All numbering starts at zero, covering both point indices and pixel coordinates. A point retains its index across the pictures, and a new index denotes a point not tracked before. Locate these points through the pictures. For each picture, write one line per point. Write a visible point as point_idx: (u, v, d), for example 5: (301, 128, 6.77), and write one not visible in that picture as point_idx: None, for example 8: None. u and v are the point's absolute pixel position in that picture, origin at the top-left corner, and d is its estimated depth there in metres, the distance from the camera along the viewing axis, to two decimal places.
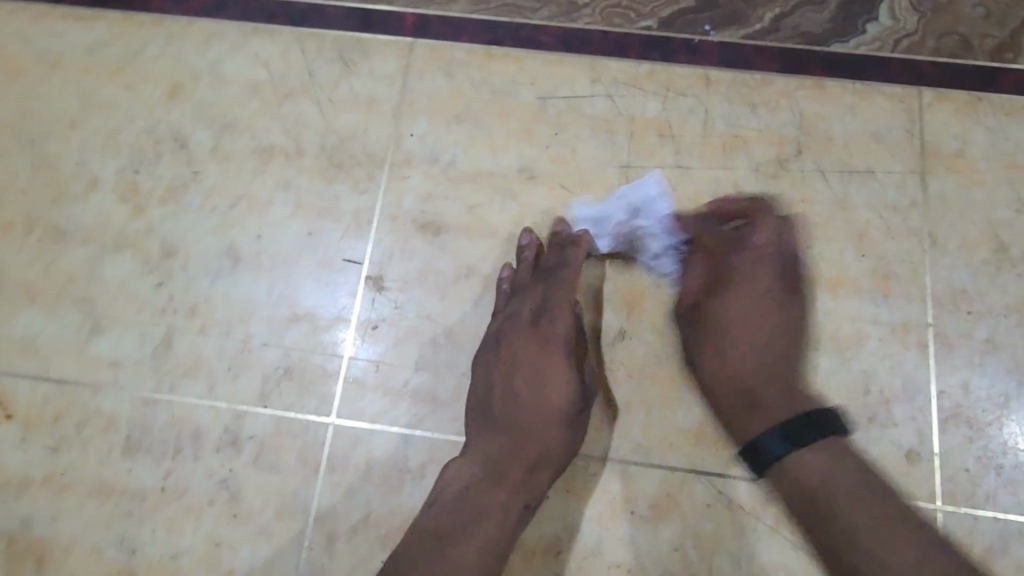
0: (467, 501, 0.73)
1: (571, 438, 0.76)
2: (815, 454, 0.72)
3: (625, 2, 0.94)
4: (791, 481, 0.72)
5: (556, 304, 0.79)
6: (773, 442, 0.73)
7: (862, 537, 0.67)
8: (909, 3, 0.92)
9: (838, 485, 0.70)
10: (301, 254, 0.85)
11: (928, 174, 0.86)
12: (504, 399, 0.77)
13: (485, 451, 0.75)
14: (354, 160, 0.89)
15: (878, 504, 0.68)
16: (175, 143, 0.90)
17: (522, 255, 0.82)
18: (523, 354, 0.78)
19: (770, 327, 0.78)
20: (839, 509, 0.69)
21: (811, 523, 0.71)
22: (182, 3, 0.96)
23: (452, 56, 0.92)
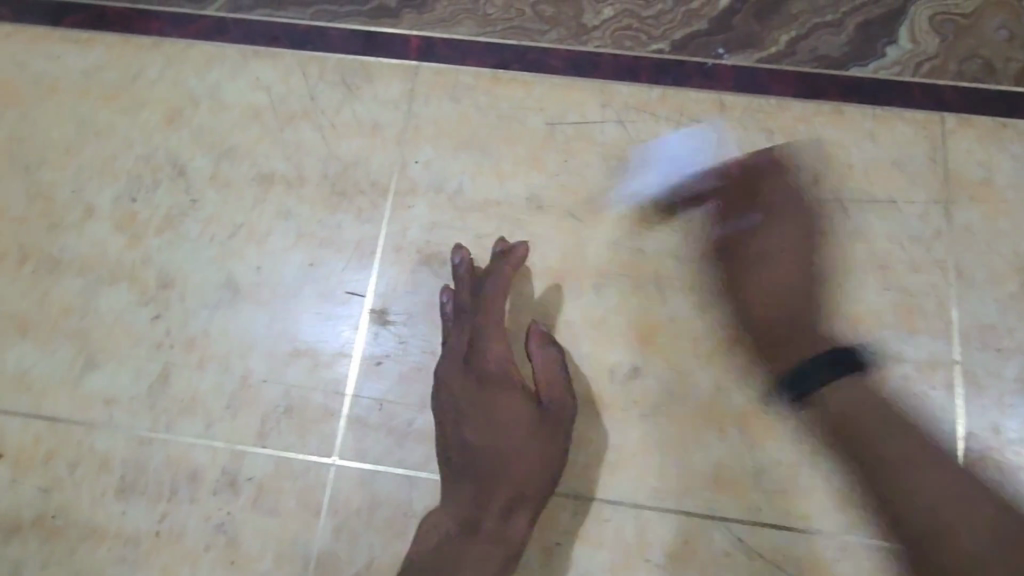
0: (445, 559, 0.69)
1: (544, 468, 0.72)
2: (845, 388, 0.71)
3: (635, 25, 0.91)
4: (832, 406, 0.72)
5: (488, 334, 0.75)
6: (819, 368, 0.72)
7: (925, 459, 0.67)
8: (930, 26, 0.89)
9: (879, 413, 0.70)
10: (302, 286, 0.83)
11: (952, 203, 0.83)
12: (466, 442, 0.73)
13: (457, 501, 0.71)
14: (357, 189, 0.86)
15: (914, 432, 0.70)
16: (172, 169, 0.88)
17: (457, 275, 0.79)
18: (466, 399, 0.74)
19: (796, 258, 0.78)
20: (898, 440, 0.69)
21: (850, 448, 0.71)
22: (181, 26, 0.93)
23: (458, 80, 0.90)
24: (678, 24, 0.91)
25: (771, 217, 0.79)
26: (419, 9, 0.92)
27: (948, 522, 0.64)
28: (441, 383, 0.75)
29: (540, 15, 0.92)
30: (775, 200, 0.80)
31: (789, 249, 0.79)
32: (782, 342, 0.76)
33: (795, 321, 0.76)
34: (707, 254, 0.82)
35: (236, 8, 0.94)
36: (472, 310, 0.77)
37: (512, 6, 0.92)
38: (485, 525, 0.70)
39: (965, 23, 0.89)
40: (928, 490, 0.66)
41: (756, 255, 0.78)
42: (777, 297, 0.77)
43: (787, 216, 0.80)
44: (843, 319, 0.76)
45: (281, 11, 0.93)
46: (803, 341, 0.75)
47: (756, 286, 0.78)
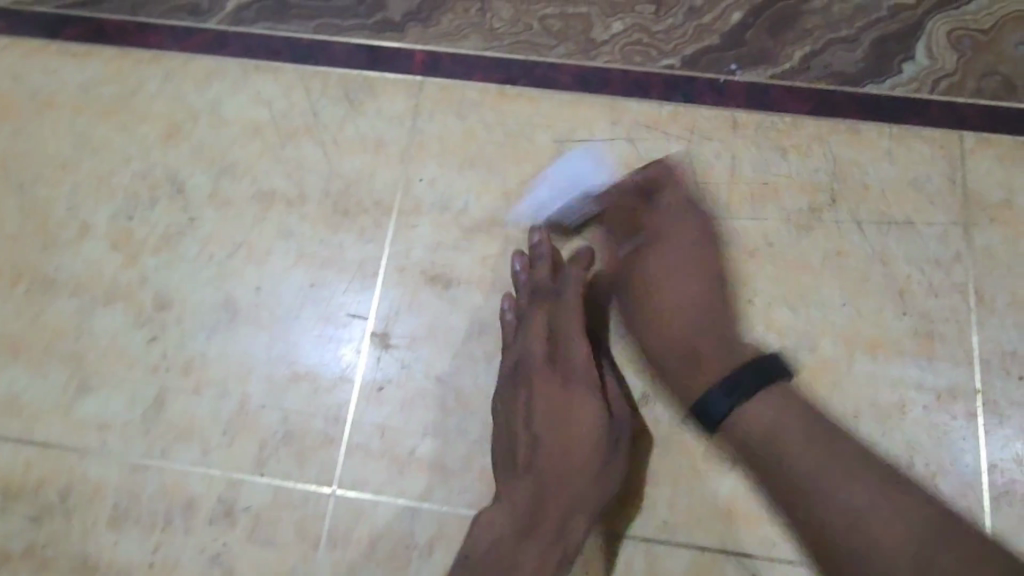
0: (502, 557, 0.68)
1: (607, 476, 0.71)
2: (760, 405, 0.68)
3: (645, 39, 0.89)
4: (736, 436, 0.70)
5: (568, 331, 0.75)
6: (717, 398, 0.69)
7: (819, 477, 0.65)
8: (948, 41, 0.87)
9: (782, 437, 0.67)
10: (302, 308, 0.80)
11: (972, 225, 0.81)
12: (529, 443, 0.72)
13: (515, 503, 0.70)
14: (360, 207, 0.84)
15: (825, 446, 0.66)
16: (170, 187, 0.86)
17: (518, 281, 0.79)
18: (543, 396, 0.73)
19: (692, 277, 0.76)
20: (791, 459, 0.67)
21: (767, 474, 0.69)
22: (181, 39, 0.92)
23: (464, 96, 0.88)
24: (689, 39, 0.89)
25: (648, 252, 0.78)
26: (424, 22, 0.91)
27: (859, 544, 0.62)
28: (517, 377, 0.74)
29: (548, 29, 0.90)
30: (658, 221, 0.79)
31: (680, 266, 0.76)
32: (693, 356, 0.73)
33: (693, 342, 0.73)
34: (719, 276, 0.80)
35: (237, 21, 0.92)
36: (551, 305, 0.76)
37: (520, 20, 0.90)
38: (544, 529, 0.69)
39: (983, 38, 0.87)
40: (841, 510, 0.64)
41: (649, 281, 0.77)
42: (696, 324, 0.74)
43: (684, 223, 0.79)
44: (704, 328, 0.74)
45: (283, 24, 0.92)
46: (683, 377, 0.73)
47: (654, 305, 0.76)
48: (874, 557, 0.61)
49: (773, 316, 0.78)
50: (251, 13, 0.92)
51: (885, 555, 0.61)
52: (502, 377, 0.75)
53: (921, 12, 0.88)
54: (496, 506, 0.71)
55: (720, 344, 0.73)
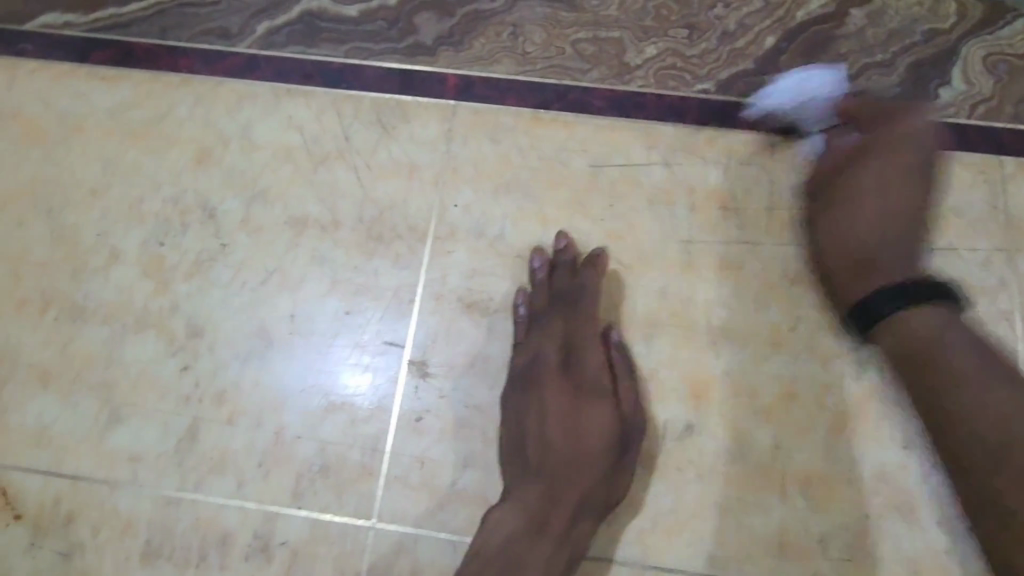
0: (512, 552, 0.67)
1: (614, 481, 0.71)
2: (923, 315, 0.68)
3: (679, 64, 0.89)
4: (897, 338, 0.69)
5: (582, 335, 0.76)
6: (881, 303, 0.70)
7: (977, 376, 0.64)
8: (983, 66, 0.87)
9: (946, 341, 0.66)
10: (336, 336, 0.79)
11: (1016, 252, 0.80)
12: (539, 443, 0.72)
13: (526, 499, 0.70)
14: (395, 233, 0.83)
15: (988, 358, 0.66)
16: (202, 212, 0.85)
17: (534, 278, 0.79)
18: (555, 397, 0.74)
19: (903, 191, 0.75)
20: (952, 357, 0.66)
21: (919, 375, 0.67)
22: (211, 63, 0.92)
23: (499, 121, 0.88)
24: (723, 63, 0.89)
25: (859, 159, 0.78)
26: (456, 46, 0.91)
27: (1006, 440, 0.61)
28: (529, 379, 0.75)
29: (581, 53, 0.90)
30: (880, 139, 0.78)
31: (885, 187, 0.76)
32: (867, 266, 0.73)
33: (883, 240, 0.74)
34: (762, 303, 0.79)
35: (267, 45, 0.92)
36: (566, 309, 0.77)
37: (552, 44, 0.91)
38: (554, 527, 0.69)
39: (1019, 64, 0.88)
40: (995, 410, 0.62)
41: (846, 192, 0.77)
42: (874, 228, 0.74)
43: (909, 137, 0.77)
44: (872, 237, 0.74)
45: (313, 48, 0.92)
46: (850, 280, 0.74)
47: (833, 228, 0.76)
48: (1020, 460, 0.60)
49: (818, 342, 0.77)
50: (281, 38, 0.92)
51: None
52: (513, 377, 0.75)
53: (956, 36, 0.89)
54: (506, 505, 0.70)
55: (903, 263, 0.72)
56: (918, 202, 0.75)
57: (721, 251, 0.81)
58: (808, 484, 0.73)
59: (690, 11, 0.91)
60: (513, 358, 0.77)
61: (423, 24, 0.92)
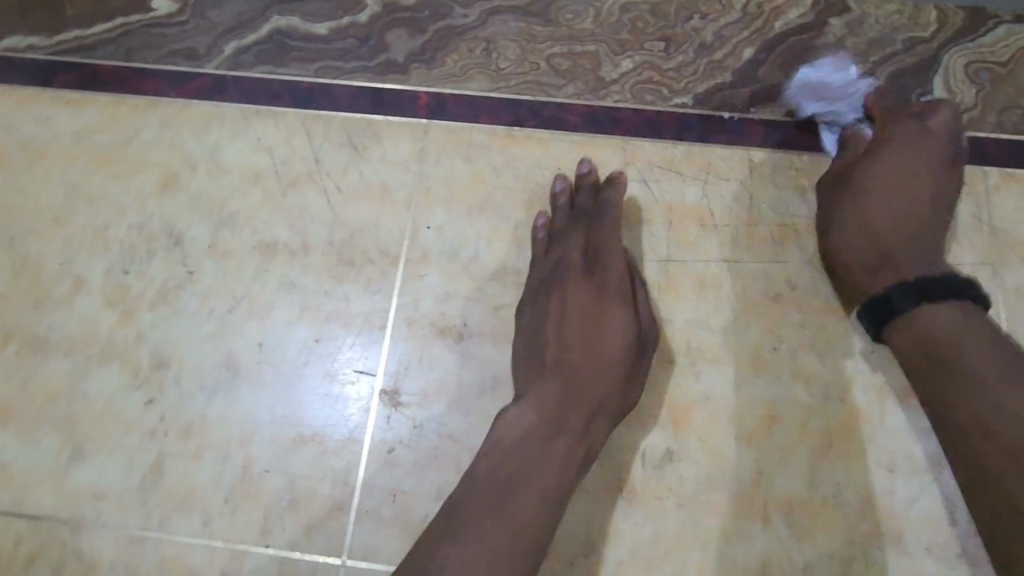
0: (527, 446, 0.67)
1: (628, 384, 0.72)
2: (941, 311, 0.66)
3: (655, 78, 0.88)
4: (913, 337, 0.67)
5: (605, 244, 0.76)
6: (905, 297, 0.68)
7: (991, 380, 0.61)
8: (965, 74, 0.86)
9: (958, 339, 0.64)
10: (305, 365, 0.77)
11: (1002, 265, 0.78)
12: (558, 342, 0.72)
13: (542, 398, 0.69)
14: (366, 257, 0.81)
15: (1007, 360, 0.62)
16: (169, 239, 0.83)
17: (556, 202, 0.81)
18: (577, 300, 0.74)
19: (918, 179, 0.75)
20: (970, 359, 0.63)
21: (930, 377, 0.66)
22: (178, 85, 0.91)
23: (472, 139, 0.86)
24: (700, 76, 0.87)
25: (881, 150, 0.77)
26: (428, 64, 0.90)
27: (1016, 444, 0.59)
28: (552, 286, 0.76)
29: (555, 68, 0.89)
30: (900, 133, 0.77)
31: (891, 180, 0.75)
32: (896, 260, 0.72)
33: (906, 240, 0.73)
34: (742, 322, 0.77)
35: (235, 66, 0.91)
36: (587, 225, 0.78)
37: (526, 59, 0.89)
38: (571, 423, 0.68)
39: (1002, 71, 0.86)
40: (1007, 411, 0.60)
41: (865, 185, 0.76)
42: (891, 225, 0.73)
43: (928, 132, 0.77)
44: (896, 229, 0.73)
45: (282, 68, 0.91)
46: (856, 275, 0.74)
47: (859, 222, 0.74)
48: None
49: (801, 362, 0.75)
50: (250, 57, 0.91)
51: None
52: (534, 286, 0.77)
53: (937, 44, 0.87)
54: (521, 403, 0.69)
55: (919, 254, 0.72)
56: (938, 199, 0.75)
57: (699, 270, 0.79)
58: (792, 511, 0.71)
59: (666, 23, 0.89)
60: (532, 271, 0.78)
61: (395, 41, 0.91)
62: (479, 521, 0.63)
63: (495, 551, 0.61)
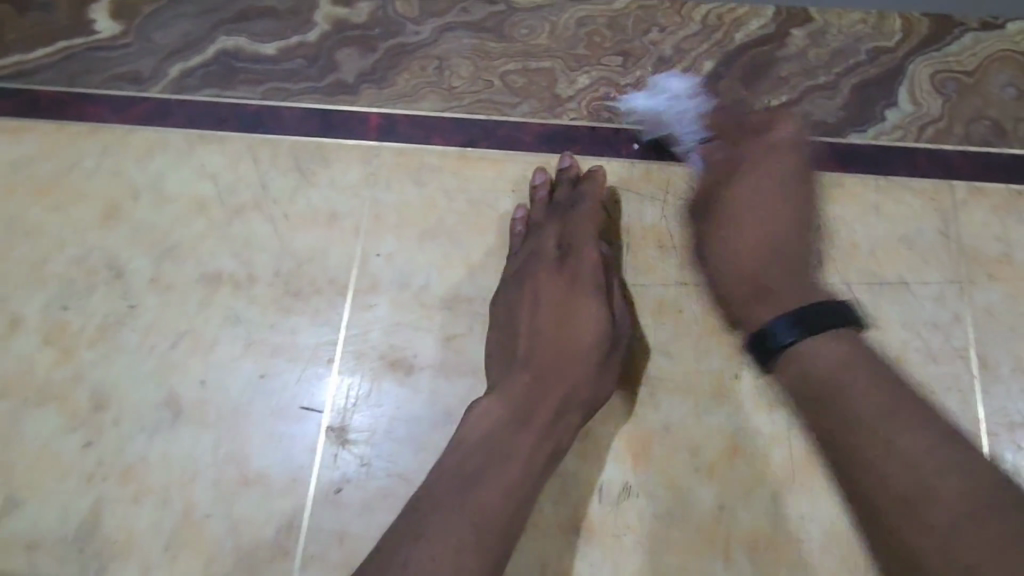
0: (494, 440, 0.65)
1: (601, 377, 0.70)
2: (826, 342, 0.62)
3: (612, 94, 0.85)
4: (795, 372, 0.62)
5: (578, 238, 0.76)
6: (783, 327, 0.63)
7: (879, 421, 0.57)
8: (931, 85, 0.83)
9: (845, 374, 0.60)
10: (250, 403, 0.74)
11: (971, 284, 0.76)
12: (529, 333, 0.71)
13: (512, 390, 0.68)
14: (313, 287, 0.78)
15: (892, 397, 0.58)
16: (109, 272, 0.80)
17: (535, 194, 0.80)
18: (549, 290, 0.73)
19: (784, 200, 0.73)
20: (854, 401, 0.58)
21: (818, 416, 0.61)
22: (120, 109, 0.87)
23: (423, 161, 0.83)
24: (659, 92, 0.85)
25: (745, 175, 0.75)
26: (379, 83, 0.87)
27: (908, 494, 0.53)
28: (524, 277, 0.75)
29: (510, 86, 0.86)
30: (751, 156, 0.75)
31: (762, 204, 0.73)
32: (765, 289, 0.68)
33: (776, 264, 0.69)
34: (702, 349, 0.74)
35: (180, 89, 0.88)
36: (562, 217, 0.77)
37: (480, 77, 0.87)
38: (541, 416, 0.67)
39: (968, 81, 0.83)
40: (897, 458, 0.55)
41: (732, 213, 0.73)
42: (756, 249, 0.71)
43: (779, 150, 0.75)
44: (768, 255, 0.70)
45: (229, 90, 0.88)
46: (739, 308, 0.70)
47: (728, 250, 0.72)
48: (923, 515, 0.52)
49: (763, 390, 0.73)
50: (195, 80, 0.88)
51: (935, 513, 0.52)
52: (508, 277, 0.76)
53: (902, 54, 0.84)
54: (490, 396, 0.68)
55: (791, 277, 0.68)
56: (804, 215, 0.73)
57: (658, 294, 0.76)
58: (753, 546, 0.68)
59: (624, 36, 0.87)
60: (507, 263, 0.78)
61: (345, 60, 0.88)
62: (442, 513, 0.61)
63: (457, 545, 0.59)
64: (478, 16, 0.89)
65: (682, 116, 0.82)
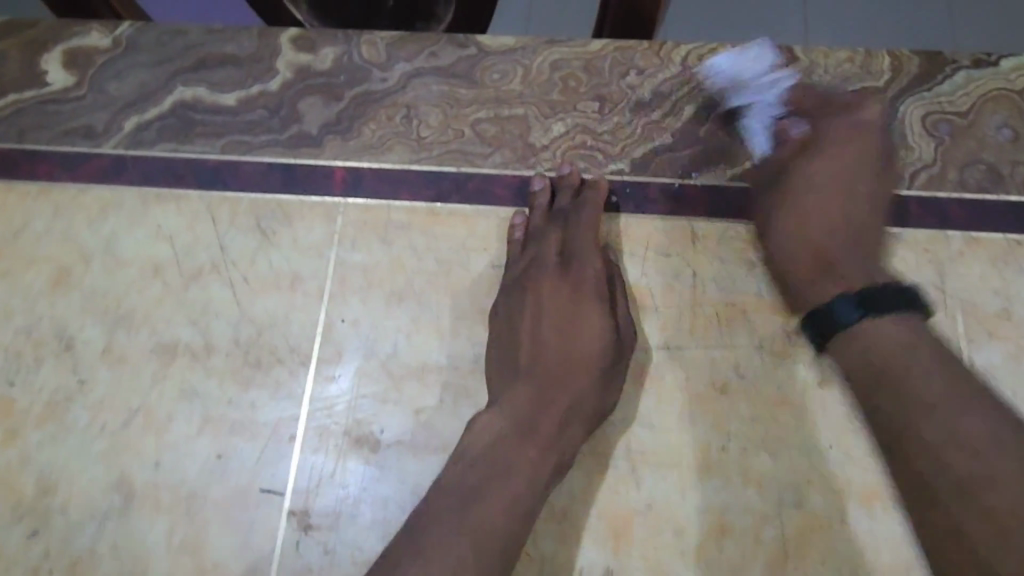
0: (495, 456, 0.64)
1: (605, 389, 0.68)
2: (891, 324, 0.60)
3: (589, 142, 0.81)
4: (855, 352, 0.61)
5: (582, 245, 0.74)
6: (848, 309, 0.62)
7: (941, 403, 0.54)
8: (923, 127, 0.79)
9: (907, 355, 0.58)
10: (208, 484, 0.70)
11: (969, 343, 0.72)
12: (531, 342, 0.70)
13: (514, 403, 0.66)
14: (274, 357, 0.74)
15: (957, 382, 0.55)
16: (58, 344, 0.76)
17: (535, 201, 0.78)
18: (551, 300, 0.72)
19: (856, 179, 0.71)
20: (913, 381, 0.56)
21: (875, 396, 0.58)
22: (72, 167, 0.83)
23: (390, 219, 0.79)
24: (637, 139, 0.80)
25: (814, 151, 0.73)
26: (343, 134, 0.83)
27: (968, 480, 0.51)
28: (525, 284, 0.73)
29: (481, 135, 0.82)
30: (835, 130, 0.74)
31: (832, 181, 0.71)
32: (831, 265, 0.67)
33: (846, 240, 0.68)
34: (686, 418, 0.70)
35: (134, 143, 0.84)
36: (563, 225, 0.76)
37: (449, 126, 0.82)
38: (544, 430, 0.65)
39: (962, 122, 0.79)
40: (958, 441, 0.52)
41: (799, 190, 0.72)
42: (825, 225, 0.69)
43: (864, 132, 0.73)
44: (836, 233, 0.69)
45: (186, 144, 0.84)
46: (803, 283, 0.68)
47: (792, 227, 0.70)
48: (987, 498, 0.50)
49: (750, 464, 0.68)
50: (151, 134, 0.84)
51: (993, 499, 0.50)
52: (507, 285, 0.74)
53: (891, 94, 0.80)
54: (493, 409, 0.66)
55: (861, 258, 0.67)
56: (874, 194, 0.71)
57: (639, 359, 0.72)
58: None
59: (601, 80, 0.83)
60: (505, 271, 0.76)
61: (308, 110, 0.84)
62: (443, 527, 0.59)
63: (462, 556, 0.58)
64: (447, 62, 0.85)
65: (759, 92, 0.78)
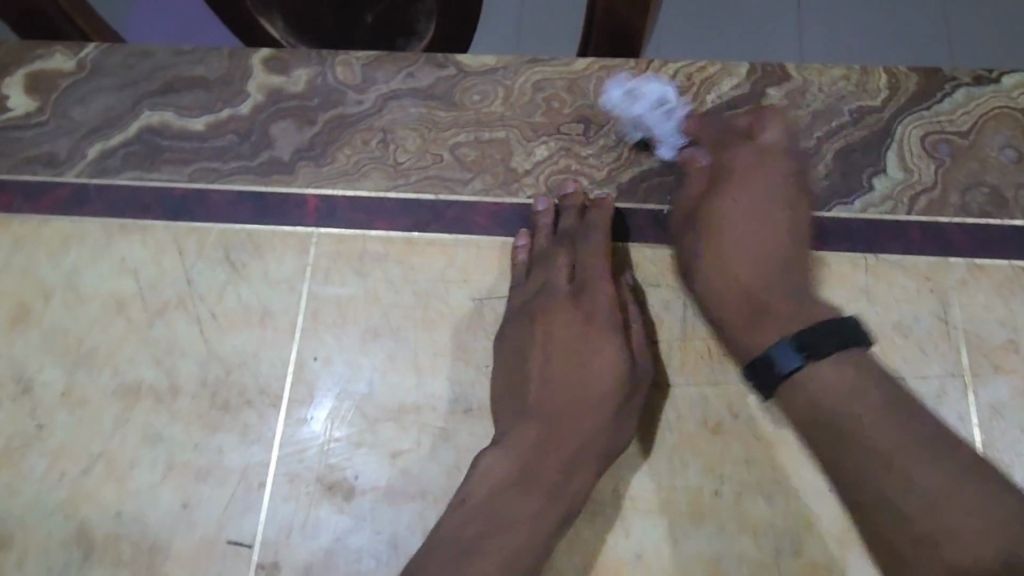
0: (497, 506, 0.61)
1: (616, 432, 0.64)
2: (832, 367, 0.59)
3: (573, 167, 0.77)
4: (801, 402, 0.60)
5: (591, 271, 0.70)
6: (787, 354, 0.61)
7: (896, 453, 0.55)
8: (922, 148, 0.76)
9: (857, 403, 0.57)
10: (172, 537, 0.66)
11: (973, 378, 0.68)
12: (540, 379, 0.67)
13: (521, 446, 0.64)
14: (242, 399, 0.70)
15: (910, 425, 0.55)
16: (15, 387, 0.72)
17: (538, 222, 0.74)
18: (560, 334, 0.69)
19: (773, 211, 0.69)
20: (866, 432, 0.56)
21: (830, 448, 0.58)
22: (32, 198, 0.79)
23: (365, 250, 0.75)
24: (623, 163, 0.76)
25: (727, 185, 0.71)
26: (317, 160, 0.79)
27: (930, 533, 0.52)
28: (532, 315, 0.70)
29: (461, 159, 0.78)
30: (744, 160, 0.72)
31: (750, 217, 0.69)
32: (763, 306, 0.65)
33: (775, 277, 0.66)
34: (677, 462, 0.66)
35: (98, 171, 0.80)
36: (571, 249, 0.72)
37: (427, 151, 0.79)
38: (549, 479, 0.62)
39: (963, 142, 0.76)
40: (913, 494, 0.53)
41: (720, 227, 0.69)
42: (754, 262, 0.67)
43: (769, 157, 0.71)
44: (766, 271, 0.66)
45: (152, 172, 0.80)
46: (738, 327, 0.66)
47: (718, 266, 0.68)
48: (948, 551, 0.51)
49: (745, 509, 0.65)
50: (116, 161, 0.80)
51: (957, 551, 0.50)
52: (514, 314, 0.71)
53: (889, 114, 0.77)
54: (499, 451, 0.64)
55: (791, 294, 0.65)
56: (798, 223, 0.69)
57: None
58: None
59: (586, 100, 0.79)
60: (511, 296, 0.72)
61: (280, 135, 0.80)
62: None
63: None
64: (426, 82, 0.81)
65: (669, 115, 0.77)
